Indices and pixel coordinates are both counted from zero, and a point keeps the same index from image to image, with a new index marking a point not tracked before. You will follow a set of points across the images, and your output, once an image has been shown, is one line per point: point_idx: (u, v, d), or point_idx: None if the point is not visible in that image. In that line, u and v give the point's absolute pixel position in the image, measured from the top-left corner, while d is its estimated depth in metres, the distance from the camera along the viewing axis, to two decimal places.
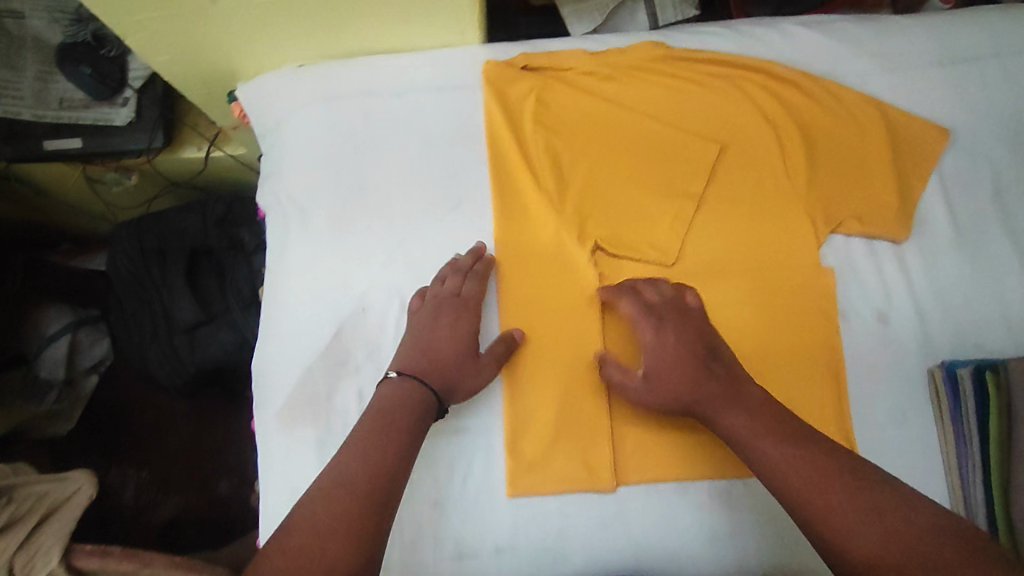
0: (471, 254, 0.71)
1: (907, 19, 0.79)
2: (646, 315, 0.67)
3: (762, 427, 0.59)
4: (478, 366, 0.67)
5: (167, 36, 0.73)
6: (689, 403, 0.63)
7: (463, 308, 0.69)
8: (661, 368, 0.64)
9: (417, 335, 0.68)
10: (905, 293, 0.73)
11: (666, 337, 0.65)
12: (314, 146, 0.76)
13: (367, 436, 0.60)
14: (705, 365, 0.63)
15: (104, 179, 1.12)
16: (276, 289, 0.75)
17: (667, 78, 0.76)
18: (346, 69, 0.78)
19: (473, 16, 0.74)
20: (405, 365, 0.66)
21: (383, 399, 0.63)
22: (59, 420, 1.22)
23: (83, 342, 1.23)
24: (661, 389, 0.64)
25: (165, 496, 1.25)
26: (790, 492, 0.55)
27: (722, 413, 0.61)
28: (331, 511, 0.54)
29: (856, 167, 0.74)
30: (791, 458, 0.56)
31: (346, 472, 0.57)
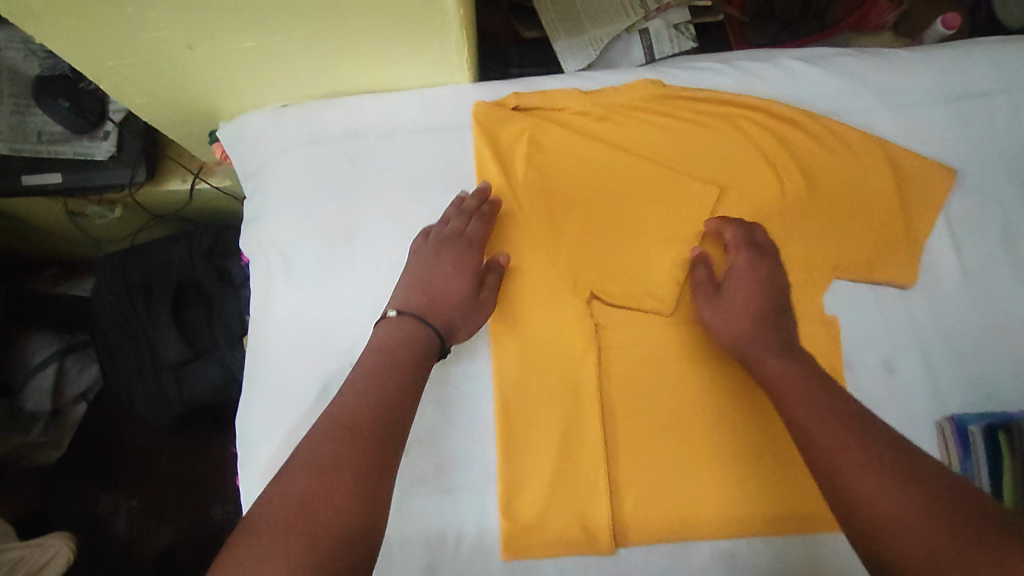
0: (476, 198, 0.70)
1: (911, 53, 0.77)
2: (743, 248, 0.68)
3: (799, 380, 0.59)
4: (477, 304, 0.67)
5: (141, 82, 0.70)
6: (743, 346, 0.64)
7: (465, 248, 0.68)
8: (740, 296, 0.65)
9: (419, 273, 0.67)
10: (912, 341, 0.70)
11: (753, 270, 0.66)
12: (298, 190, 0.74)
13: (377, 369, 0.59)
14: (774, 318, 0.64)
15: (86, 212, 1.09)
16: (260, 340, 0.73)
17: (663, 118, 0.73)
18: (331, 110, 0.75)
19: (462, 58, 0.71)
20: (406, 303, 0.65)
21: (388, 331, 0.62)
22: (48, 447, 1.19)
23: (71, 370, 1.19)
24: (730, 321, 0.65)
25: (159, 524, 1.23)
26: (814, 438, 0.55)
27: (765, 360, 0.62)
28: (329, 451, 0.52)
29: (860, 209, 0.72)
30: (818, 411, 0.56)
31: (350, 408, 0.55)
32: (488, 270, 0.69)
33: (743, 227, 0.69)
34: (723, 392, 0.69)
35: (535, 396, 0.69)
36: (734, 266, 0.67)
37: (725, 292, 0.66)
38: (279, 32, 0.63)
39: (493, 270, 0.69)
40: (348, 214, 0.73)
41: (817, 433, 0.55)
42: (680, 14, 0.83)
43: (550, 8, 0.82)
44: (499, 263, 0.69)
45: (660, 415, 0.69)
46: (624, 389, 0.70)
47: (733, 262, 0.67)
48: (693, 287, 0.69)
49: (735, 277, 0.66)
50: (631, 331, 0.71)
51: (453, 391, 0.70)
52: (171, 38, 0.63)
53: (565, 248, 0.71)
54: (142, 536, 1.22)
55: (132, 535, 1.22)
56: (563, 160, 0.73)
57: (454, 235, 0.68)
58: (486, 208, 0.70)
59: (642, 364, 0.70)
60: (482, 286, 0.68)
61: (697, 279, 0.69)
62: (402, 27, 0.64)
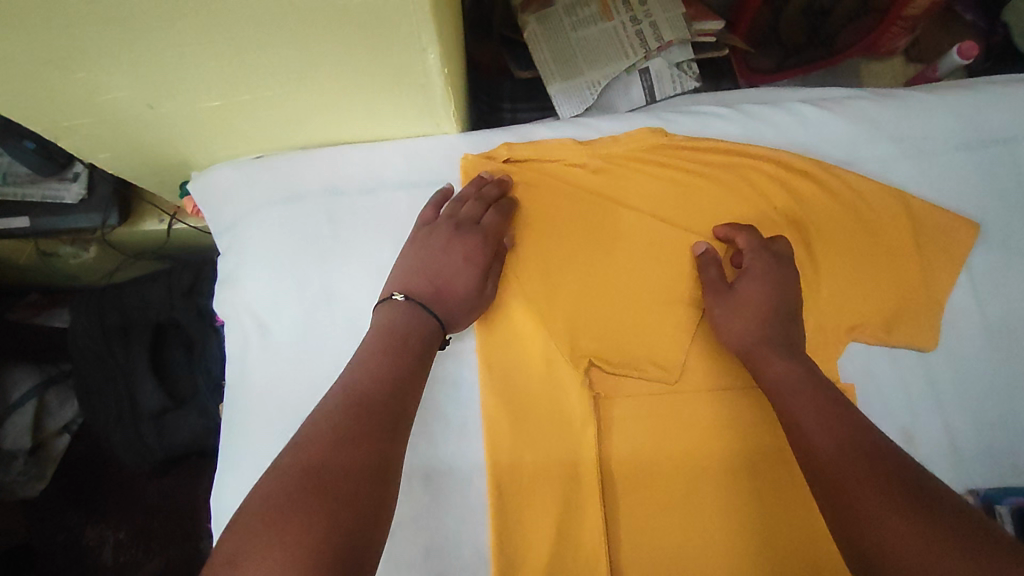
0: (495, 186, 0.67)
1: (930, 94, 0.72)
2: (760, 252, 0.64)
3: (802, 383, 0.56)
4: (482, 297, 0.64)
5: (104, 139, 0.65)
6: (750, 348, 0.61)
7: (478, 237, 0.64)
8: (750, 296, 0.62)
9: (427, 257, 0.63)
10: (931, 408, 0.65)
11: (766, 269, 0.63)
12: (275, 249, 0.69)
13: (386, 353, 0.57)
14: (791, 321, 0.62)
15: (59, 253, 1.04)
16: (237, 409, 0.68)
17: (664, 170, 0.68)
18: (310, 163, 0.70)
19: (448, 110, 0.66)
20: (409, 287, 0.62)
21: (392, 314, 0.60)
22: (29, 483, 1.12)
23: (51, 404, 1.12)
24: (739, 320, 0.62)
25: (147, 557, 1.17)
26: (809, 433, 0.53)
27: (770, 362, 0.59)
28: (338, 428, 0.50)
29: (878, 266, 0.66)
30: (816, 415, 0.53)
31: (361, 390, 0.54)
32: (493, 260, 0.66)
33: (756, 237, 0.65)
34: (732, 465, 0.65)
35: (530, 471, 0.65)
36: (750, 266, 0.63)
37: (738, 291, 0.63)
38: (249, 91, 0.59)
39: (498, 257, 0.66)
40: (327, 276, 0.68)
41: (811, 428, 0.53)
42: (683, 51, 0.79)
43: (546, 46, 0.79)
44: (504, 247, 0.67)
45: (663, 491, 0.65)
46: (625, 461, 0.65)
47: (749, 262, 0.63)
48: (704, 288, 0.65)
49: (750, 277, 0.63)
50: (631, 400, 0.66)
51: (440, 467, 0.65)
52: (131, 101, 0.58)
53: (560, 311, 0.66)
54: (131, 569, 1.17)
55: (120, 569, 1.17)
56: (559, 217, 0.68)
57: (467, 220, 0.65)
58: (505, 202, 0.67)
59: (644, 435, 0.65)
60: (487, 277, 0.65)
61: (709, 278, 0.65)
62: (382, 85, 0.60)
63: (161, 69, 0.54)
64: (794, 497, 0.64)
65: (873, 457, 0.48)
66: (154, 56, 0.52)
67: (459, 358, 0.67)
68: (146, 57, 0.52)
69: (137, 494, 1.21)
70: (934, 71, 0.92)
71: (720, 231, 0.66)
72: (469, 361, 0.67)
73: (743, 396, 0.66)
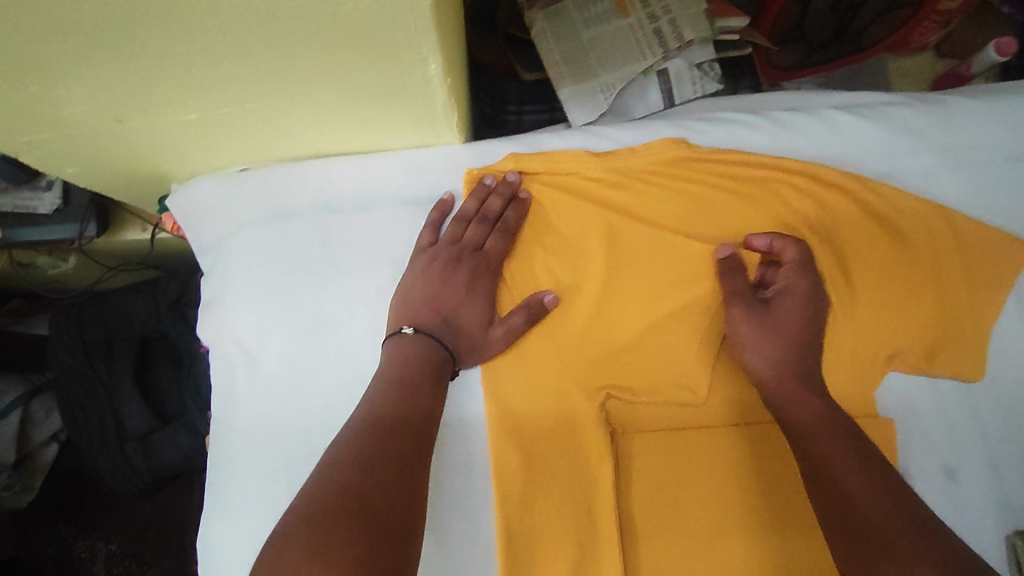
0: (500, 197, 0.62)
1: (975, 100, 0.66)
2: (804, 269, 0.58)
3: (833, 430, 0.52)
4: (489, 339, 0.59)
5: (71, 152, 0.59)
6: (780, 385, 0.56)
7: (482, 265, 0.61)
8: (789, 323, 0.57)
9: (431, 286, 0.60)
10: (976, 441, 0.61)
11: (805, 294, 0.58)
12: (262, 271, 0.63)
13: (406, 374, 0.55)
14: (810, 355, 0.57)
15: (36, 263, 0.97)
16: (223, 445, 0.63)
17: (687, 184, 0.63)
18: (299, 178, 0.64)
19: (451, 121, 0.60)
20: (416, 320, 0.59)
21: (400, 347, 0.57)
22: (16, 496, 1.05)
23: (37, 415, 1.03)
24: (768, 348, 0.57)
25: (142, 569, 1.11)
26: (837, 483, 0.50)
27: (803, 403, 0.54)
28: (367, 449, 0.48)
29: (922, 290, 0.61)
30: (835, 432, 0.52)
31: (386, 410, 0.52)
32: (518, 308, 0.59)
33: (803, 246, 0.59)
34: (761, 504, 0.60)
35: (542, 513, 0.59)
36: (791, 285, 0.58)
37: (775, 313, 0.57)
38: (228, 105, 0.53)
39: (526, 308, 0.59)
40: (319, 300, 0.62)
41: (840, 478, 0.50)
42: (704, 51, 0.74)
43: (555, 46, 0.73)
44: (540, 300, 0.60)
45: (686, 533, 0.59)
46: (645, 499, 0.60)
47: (791, 280, 0.58)
48: (731, 296, 0.58)
49: (790, 297, 0.58)
50: (650, 436, 0.61)
51: (445, 508, 0.59)
52: (97, 115, 0.53)
53: (573, 337, 0.61)
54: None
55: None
56: (571, 235, 0.63)
57: (469, 245, 0.61)
58: (512, 213, 0.62)
59: (664, 474, 0.60)
60: (500, 319, 0.59)
61: (734, 287, 0.58)
62: (376, 98, 0.54)
63: (127, 83, 0.49)
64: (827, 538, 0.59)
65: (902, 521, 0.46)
66: (119, 67, 0.47)
67: (463, 389, 0.61)
68: (108, 70, 0.47)
69: (130, 504, 1.13)
70: (968, 68, 0.86)
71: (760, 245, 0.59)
72: (475, 393, 0.61)
73: (772, 430, 0.61)
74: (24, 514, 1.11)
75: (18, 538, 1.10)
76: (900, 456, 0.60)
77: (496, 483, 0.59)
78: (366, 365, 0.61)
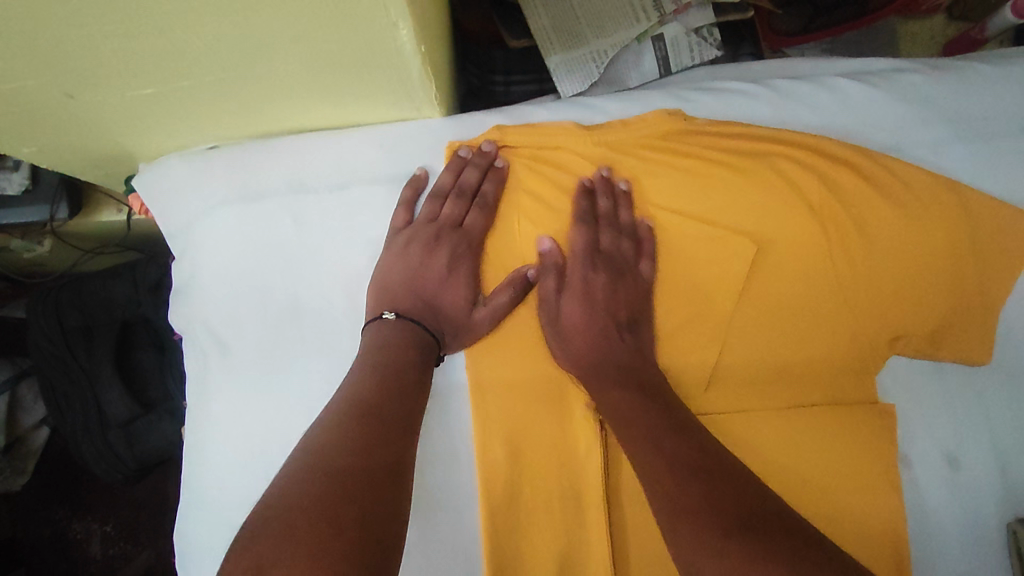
0: (477, 168, 0.59)
1: (986, 68, 0.62)
2: (590, 258, 0.58)
3: (653, 425, 0.50)
4: (473, 321, 0.56)
5: (23, 131, 0.55)
6: (588, 376, 0.55)
7: (462, 242, 0.58)
8: (578, 321, 0.57)
9: (409, 268, 0.57)
10: (980, 428, 0.58)
11: (587, 290, 0.57)
12: (235, 256, 0.60)
13: (385, 356, 0.53)
14: (618, 343, 0.56)
15: (11, 247, 0.93)
16: (198, 434, 0.60)
17: (680, 160, 0.59)
18: (270, 157, 0.61)
19: (428, 93, 0.56)
20: (399, 306, 0.56)
21: (381, 332, 0.54)
22: (11, 477, 1.03)
23: (27, 399, 1.00)
24: (574, 344, 0.57)
25: (136, 550, 1.10)
26: (641, 457, 0.49)
27: (614, 395, 0.53)
28: (350, 436, 0.46)
29: (936, 269, 0.56)
30: (640, 408, 0.52)
31: (367, 396, 0.49)
32: (504, 285, 0.57)
33: (589, 230, 0.58)
34: None
35: (528, 505, 0.57)
36: (592, 280, 0.58)
37: (568, 309, 0.57)
38: (186, 78, 0.49)
39: (513, 285, 0.57)
40: (294, 286, 0.59)
41: (659, 456, 0.48)
42: (704, 14, 0.70)
43: (543, 12, 0.69)
44: (525, 276, 0.57)
45: None
46: (636, 493, 0.57)
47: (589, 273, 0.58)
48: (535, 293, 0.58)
49: (573, 293, 0.58)
50: None
51: (430, 498, 0.57)
52: (44, 91, 0.49)
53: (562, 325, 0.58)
54: (119, 564, 1.09)
55: (108, 564, 1.09)
56: (557, 215, 0.59)
57: (447, 223, 0.58)
58: (489, 183, 0.59)
59: None
60: (486, 299, 0.57)
61: (546, 286, 0.57)
62: (346, 68, 0.50)
63: (73, 55, 0.45)
64: (838, 536, 0.55)
65: (730, 522, 0.43)
66: (60, 40, 0.43)
67: (447, 377, 0.59)
68: (47, 42, 0.43)
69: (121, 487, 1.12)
70: (982, 31, 0.82)
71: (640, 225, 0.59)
72: (459, 382, 0.58)
73: (758, 420, 0.57)
74: (17, 498, 1.10)
75: (14, 519, 1.09)
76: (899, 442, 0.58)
77: (482, 475, 0.56)
78: (343, 353, 0.58)
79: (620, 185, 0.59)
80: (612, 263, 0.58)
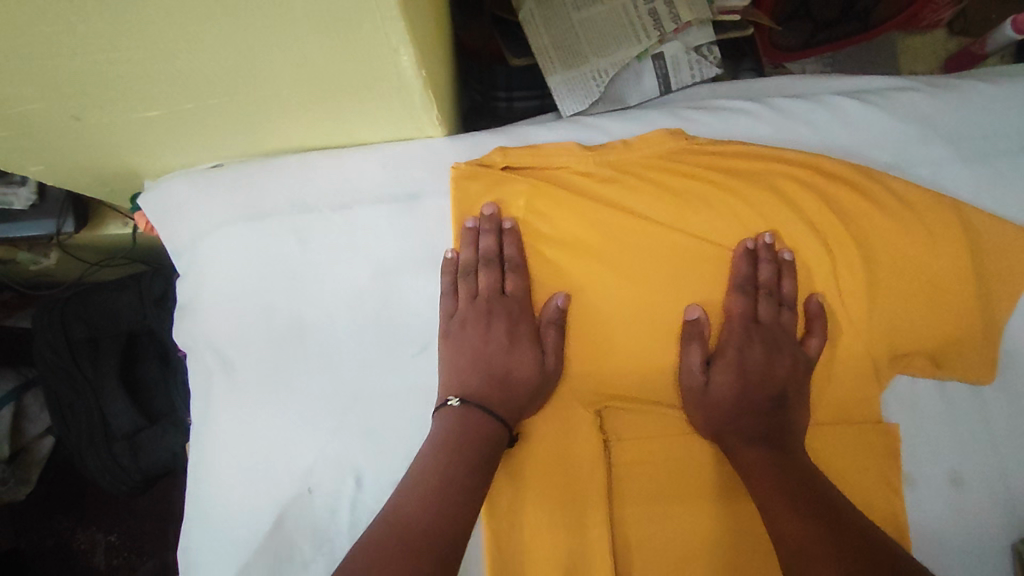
0: (491, 234, 0.59)
1: (987, 85, 0.62)
2: (746, 328, 0.58)
3: (791, 486, 0.52)
4: (547, 373, 0.58)
5: (30, 150, 0.56)
6: (721, 434, 0.57)
7: (513, 308, 0.59)
8: (727, 386, 0.57)
9: (470, 348, 0.58)
10: (984, 447, 0.58)
11: (741, 361, 0.58)
12: (241, 276, 0.61)
13: (434, 470, 0.52)
14: (771, 414, 0.56)
15: (17, 259, 0.94)
16: (204, 452, 0.60)
17: (678, 181, 0.59)
18: (273, 175, 0.61)
19: (431, 114, 0.57)
20: (467, 389, 0.57)
21: (446, 424, 0.55)
22: (14, 486, 1.03)
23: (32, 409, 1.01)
24: (717, 409, 0.57)
25: (140, 560, 1.10)
26: (775, 515, 0.51)
27: (746, 450, 0.55)
28: (387, 572, 0.45)
29: (938, 289, 0.56)
30: (771, 467, 0.53)
31: (409, 522, 0.49)
32: (547, 324, 0.58)
33: (749, 311, 0.58)
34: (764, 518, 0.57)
35: (530, 525, 0.56)
36: (733, 346, 0.58)
37: (717, 377, 0.57)
38: (190, 100, 0.50)
39: (553, 322, 0.58)
40: (301, 307, 0.60)
41: (789, 517, 0.50)
42: (703, 33, 0.70)
43: (544, 30, 0.70)
44: (557, 308, 0.58)
45: (684, 547, 0.56)
46: (642, 515, 0.57)
47: (729, 341, 0.58)
48: (682, 369, 0.58)
49: (727, 363, 0.57)
50: (647, 442, 0.58)
51: None
52: (51, 113, 0.50)
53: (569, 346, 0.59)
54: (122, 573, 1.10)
55: None
56: (560, 232, 0.59)
57: (490, 294, 0.59)
58: (509, 245, 0.59)
59: (662, 484, 0.57)
60: (543, 347, 0.58)
61: (690, 357, 0.57)
62: (350, 91, 0.51)
63: (80, 78, 0.46)
64: None
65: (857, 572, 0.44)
66: (66, 65, 0.43)
67: None
68: (52, 65, 0.43)
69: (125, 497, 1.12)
70: (982, 46, 0.82)
71: (812, 301, 0.58)
72: None
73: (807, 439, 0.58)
74: (21, 507, 1.10)
75: (18, 528, 1.10)
76: (902, 461, 0.58)
77: (486, 495, 0.56)
78: (347, 374, 0.59)
79: (784, 255, 0.58)
80: (770, 335, 0.58)
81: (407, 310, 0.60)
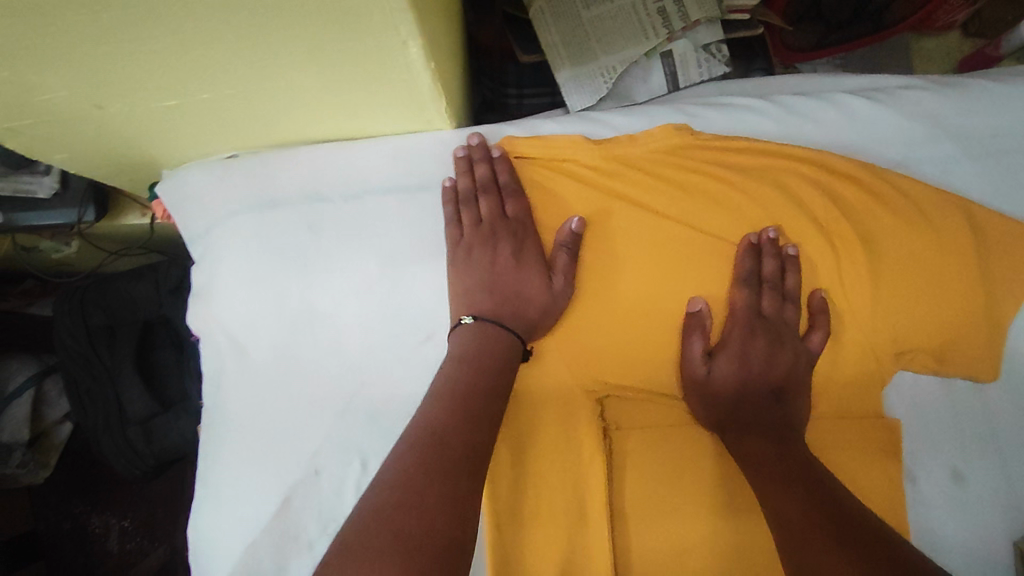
0: (484, 162, 0.61)
1: (999, 85, 0.62)
2: (747, 325, 0.58)
3: (792, 476, 0.52)
4: (556, 293, 0.58)
5: (58, 138, 0.58)
6: (722, 425, 0.58)
7: (518, 230, 0.59)
8: (728, 377, 0.58)
9: (479, 270, 0.58)
10: (985, 445, 0.58)
11: (745, 354, 0.58)
12: (254, 259, 0.62)
13: (457, 380, 0.52)
14: (772, 406, 0.57)
15: (41, 247, 0.97)
16: (216, 432, 0.62)
17: (684, 175, 0.60)
18: (286, 165, 0.63)
19: (440, 106, 0.58)
20: (478, 305, 0.57)
21: (462, 341, 0.56)
22: (34, 469, 1.04)
23: (51, 395, 1.03)
24: (717, 400, 0.58)
25: (152, 546, 1.13)
26: (772, 504, 0.51)
27: (748, 440, 0.56)
28: (414, 468, 0.46)
29: (948, 285, 0.56)
30: (774, 458, 0.54)
31: (430, 421, 0.49)
32: (559, 247, 0.58)
33: (751, 301, 0.58)
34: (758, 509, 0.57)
35: (533, 510, 0.57)
36: (735, 341, 0.58)
37: (718, 370, 0.58)
38: (205, 89, 0.52)
39: (566, 245, 0.58)
40: (311, 292, 0.61)
41: (786, 502, 0.50)
42: (712, 31, 0.71)
43: (553, 27, 0.71)
44: (573, 231, 0.58)
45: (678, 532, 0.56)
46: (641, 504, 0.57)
47: (731, 335, 0.58)
48: (682, 360, 0.58)
49: (728, 354, 0.58)
50: (643, 432, 0.60)
51: None
52: (75, 101, 0.52)
53: (570, 333, 0.59)
54: (137, 558, 1.12)
55: (125, 559, 1.12)
56: (565, 220, 0.60)
57: (493, 217, 0.59)
58: (502, 170, 0.61)
59: (661, 470, 0.58)
60: (552, 267, 0.58)
61: (692, 346, 0.58)
62: (361, 82, 0.52)
63: (104, 68, 0.47)
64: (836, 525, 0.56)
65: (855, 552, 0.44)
66: (91, 55, 0.45)
67: None
68: (78, 56, 0.45)
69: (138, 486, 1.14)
70: (996, 48, 0.82)
71: (815, 298, 0.59)
72: None
73: (813, 430, 0.59)
74: (40, 490, 1.13)
75: (36, 511, 1.12)
76: (903, 456, 0.58)
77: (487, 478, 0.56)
78: (352, 358, 0.61)
79: (788, 251, 0.58)
80: (772, 329, 0.58)
81: (414, 298, 0.61)
